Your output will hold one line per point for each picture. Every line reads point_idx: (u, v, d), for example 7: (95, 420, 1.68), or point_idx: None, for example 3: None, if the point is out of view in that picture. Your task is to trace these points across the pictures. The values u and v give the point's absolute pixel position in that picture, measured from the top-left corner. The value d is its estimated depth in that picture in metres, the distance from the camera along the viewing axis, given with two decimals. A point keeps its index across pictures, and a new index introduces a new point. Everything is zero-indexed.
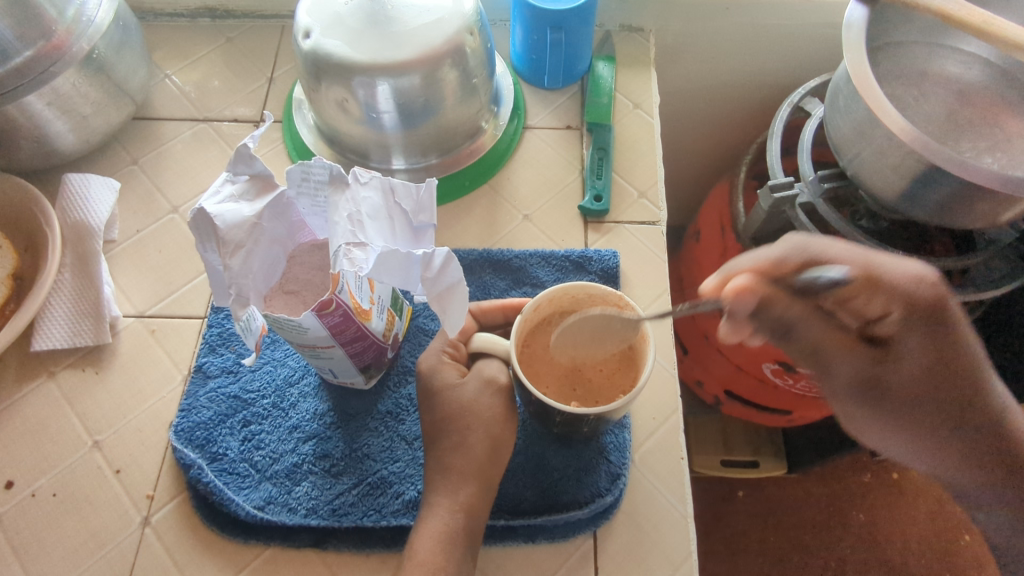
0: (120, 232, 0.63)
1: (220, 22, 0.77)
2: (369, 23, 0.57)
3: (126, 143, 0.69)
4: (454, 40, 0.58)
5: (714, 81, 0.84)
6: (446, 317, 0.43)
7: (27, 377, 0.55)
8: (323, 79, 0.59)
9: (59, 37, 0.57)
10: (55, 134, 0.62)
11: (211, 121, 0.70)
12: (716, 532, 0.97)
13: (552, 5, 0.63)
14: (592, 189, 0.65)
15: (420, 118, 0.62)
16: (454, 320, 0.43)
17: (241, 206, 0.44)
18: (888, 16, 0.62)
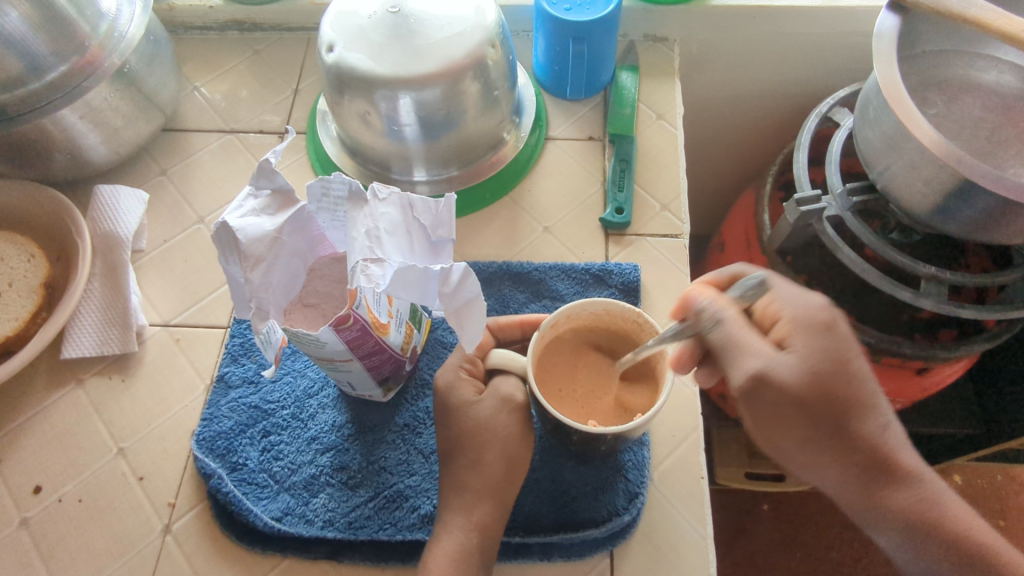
0: (148, 241, 0.64)
1: (248, 35, 0.78)
2: (392, 36, 0.57)
3: (155, 155, 0.70)
4: (476, 52, 0.58)
5: (740, 91, 0.83)
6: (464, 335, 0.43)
7: (57, 383, 0.57)
8: (346, 92, 0.59)
9: (92, 52, 0.59)
10: (88, 146, 0.63)
11: (238, 132, 0.72)
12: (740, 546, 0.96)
13: (575, 16, 0.63)
14: (613, 201, 0.64)
15: (441, 130, 0.62)
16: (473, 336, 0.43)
17: (263, 220, 0.44)
18: (922, 25, 0.60)
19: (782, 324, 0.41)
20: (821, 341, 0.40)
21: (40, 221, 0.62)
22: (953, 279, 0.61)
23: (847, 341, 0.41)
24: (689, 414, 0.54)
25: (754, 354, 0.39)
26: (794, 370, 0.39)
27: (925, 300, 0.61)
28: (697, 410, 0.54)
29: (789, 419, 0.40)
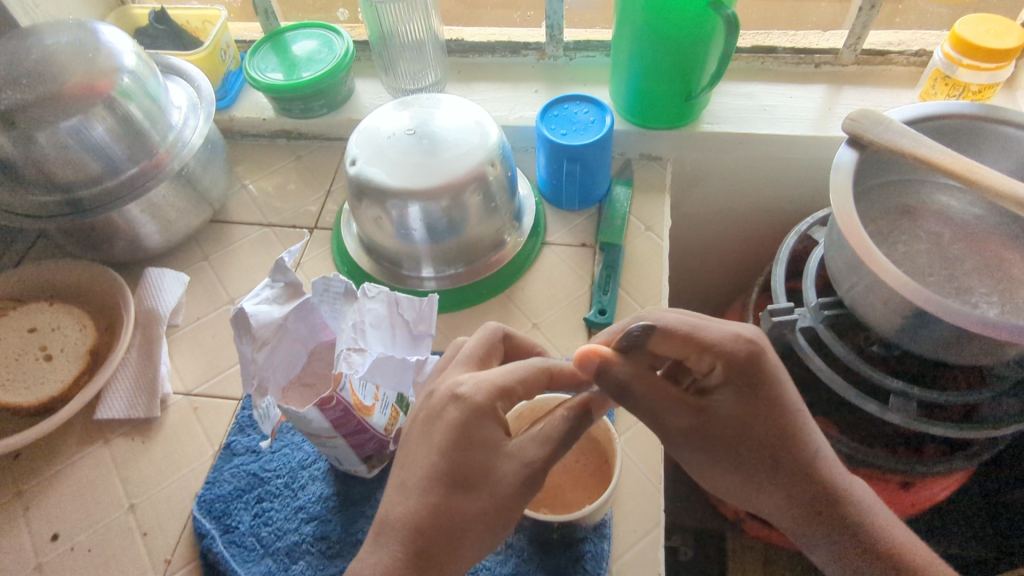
0: (184, 317, 0.73)
1: (294, 142, 0.89)
2: (406, 156, 0.67)
3: (201, 242, 0.80)
4: (476, 170, 0.67)
5: (734, 203, 0.89)
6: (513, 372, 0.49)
7: (87, 441, 0.64)
8: (363, 200, 0.68)
9: (161, 156, 0.71)
10: (145, 234, 0.74)
11: (275, 226, 0.81)
12: None
13: (568, 141, 0.71)
14: (598, 303, 0.70)
15: (445, 234, 0.69)
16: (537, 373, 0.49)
17: (273, 308, 0.52)
18: (881, 161, 0.66)
19: (683, 406, 0.47)
20: (750, 392, 0.46)
21: (95, 297, 0.72)
22: (921, 394, 0.63)
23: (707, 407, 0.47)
24: (651, 510, 0.56)
25: (673, 410, 0.47)
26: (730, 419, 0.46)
27: (893, 414, 0.63)
28: (659, 507, 0.57)
29: (734, 438, 0.46)
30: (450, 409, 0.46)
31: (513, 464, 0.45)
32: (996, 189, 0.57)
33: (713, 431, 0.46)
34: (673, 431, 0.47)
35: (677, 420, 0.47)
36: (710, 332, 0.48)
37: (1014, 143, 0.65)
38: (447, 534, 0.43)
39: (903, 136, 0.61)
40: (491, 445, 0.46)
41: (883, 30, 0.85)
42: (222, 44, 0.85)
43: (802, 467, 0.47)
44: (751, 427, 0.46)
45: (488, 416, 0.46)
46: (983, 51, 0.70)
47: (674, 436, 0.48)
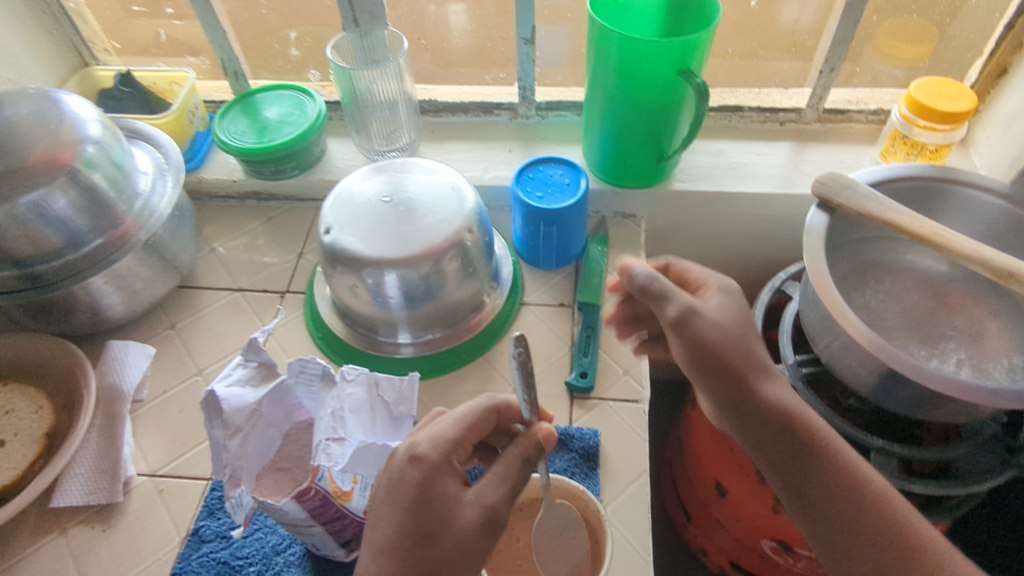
0: (149, 391, 0.69)
1: (265, 203, 0.87)
2: (383, 223, 0.66)
3: (168, 309, 0.77)
4: (454, 237, 0.66)
5: (707, 256, 0.91)
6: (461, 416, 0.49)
7: (41, 533, 0.60)
8: (338, 268, 0.66)
9: (127, 225, 0.69)
10: (107, 305, 0.71)
11: (245, 291, 0.79)
12: None
13: (544, 204, 0.72)
14: (579, 366, 0.69)
15: (422, 300, 0.68)
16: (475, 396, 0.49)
17: (246, 391, 0.50)
18: (849, 222, 0.68)
19: (694, 327, 0.57)
20: (741, 313, 0.60)
21: (52, 372, 0.68)
22: (902, 452, 0.63)
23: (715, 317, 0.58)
24: None
25: (675, 304, 0.57)
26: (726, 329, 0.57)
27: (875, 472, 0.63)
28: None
29: (726, 352, 0.56)
30: (408, 472, 0.45)
31: (474, 510, 0.45)
32: (964, 253, 0.59)
33: (710, 346, 0.56)
34: (695, 342, 0.56)
35: (703, 329, 0.57)
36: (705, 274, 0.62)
37: (974, 203, 0.67)
38: None
39: (870, 200, 0.63)
40: (452, 498, 0.45)
41: (842, 89, 0.89)
42: (190, 105, 0.83)
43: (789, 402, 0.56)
44: (740, 342, 0.57)
45: (445, 470, 0.46)
46: (939, 113, 0.74)
47: (692, 351, 0.56)
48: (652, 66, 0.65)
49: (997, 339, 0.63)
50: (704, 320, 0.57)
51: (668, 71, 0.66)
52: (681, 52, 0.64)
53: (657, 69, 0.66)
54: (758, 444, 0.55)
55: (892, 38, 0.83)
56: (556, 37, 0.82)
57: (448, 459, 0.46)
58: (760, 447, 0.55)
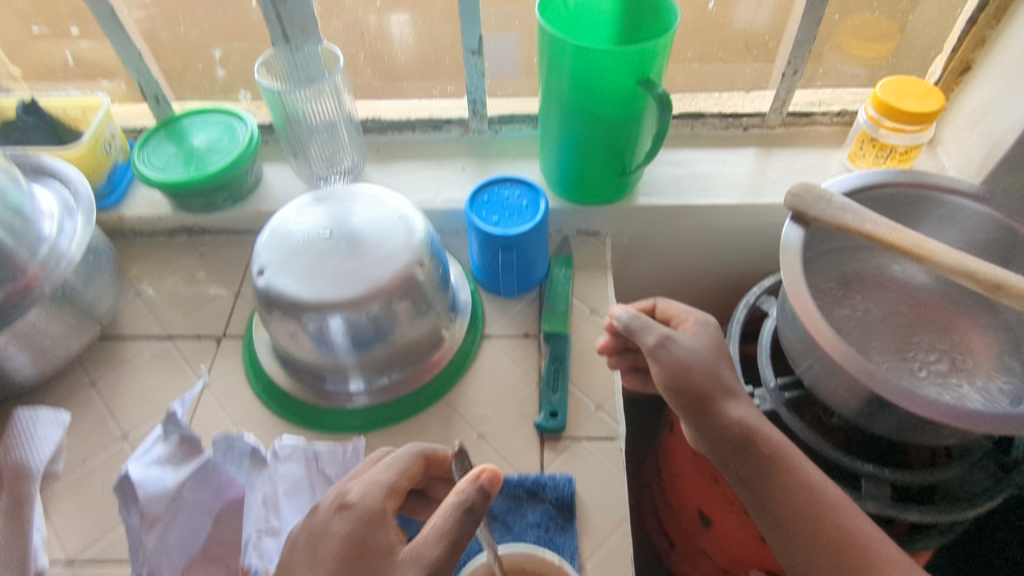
0: (65, 464, 0.61)
1: (196, 238, 0.80)
2: (324, 261, 0.59)
3: (86, 365, 0.69)
4: (403, 272, 0.60)
5: (677, 271, 0.86)
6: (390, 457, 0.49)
7: None
8: (275, 314, 0.59)
9: (31, 274, 0.61)
10: (13, 368, 0.62)
11: (175, 338, 0.71)
12: None
13: (500, 230, 0.66)
14: (548, 403, 0.64)
15: (373, 343, 0.62)
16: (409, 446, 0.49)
17: (165, 474, 0.49)
18: (824, 235, 0.64)
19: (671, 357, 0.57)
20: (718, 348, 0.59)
21: None
22: (893, 476, 0.60)
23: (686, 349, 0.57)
24: None
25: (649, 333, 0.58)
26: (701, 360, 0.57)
27: (867, 501, 0.59)
28: None
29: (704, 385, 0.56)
30: (336, 521, 0.44)
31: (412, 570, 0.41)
32: (948, 265, 0.56)
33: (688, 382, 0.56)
34: (676, 377, 0.56)
35: (682, 357, 0.57)
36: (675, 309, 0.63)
37: (951, 209, 0.64)
38: None
39: (846, 211, 0.60)
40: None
41: (805, 90, 0.85)
42: (105, 134, 0.74)
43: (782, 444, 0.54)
44: (711, 373, 0.57)
45: (379, 520, 0.44)
46: (906, 114, 0.71)
47: (681, 392, 0.56)
48: (608, 74, 0.61)
49: (983, 353, 0.60)
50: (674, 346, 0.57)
51: (626, 78, 0.61)
52: (639, 59, 0.59)
53: (614, 77, 0.61)
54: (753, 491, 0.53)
55: (853, 37, 0.80)
56: (505, 47, 0.77)
57: (382, 507, 0.45)
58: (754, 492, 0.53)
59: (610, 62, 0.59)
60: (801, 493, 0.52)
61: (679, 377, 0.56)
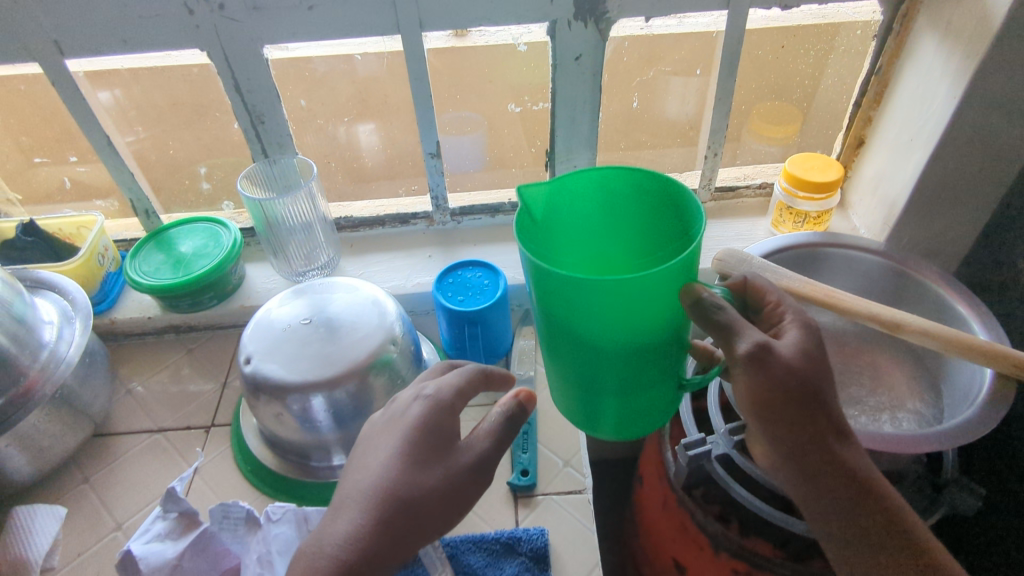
0: (61, 557, 0.64)
1: (184, 335, 0.86)
2: (305, 346, 0.66)
3: (80, 462, 0.73)
4: (378, 350, 0.67)
5: None
6: (476, 453, 0.47)
7: None
8: (261, 398, 0.65)
9: (30, 379, 0.66)
10: (12, 467, 0.66)
11: (166, 430, 0.75)
12: None
13: (465, 307, 0.73)
14: (519, 463, 0.69)
15: (352, 419, 0.67)
16: (433, 520, 0.45)
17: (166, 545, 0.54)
18: None
19: (782, 364, 0.45)
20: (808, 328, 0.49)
21: None
22: None
23: (787, 368, 0.46)
24: None
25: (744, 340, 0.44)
26: (804, 354, 0.47)
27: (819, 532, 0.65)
28: None
29: (806, 419, 0.48)
30: None
31: None
32: (854, 310, 0.63)
33: (781, 385, 0.45)
34: (767, 389, 0.45)
35: (715, 326, 0.43)
36: (774, 292, 0.51)
37: (855, 260, 0.73)
38: None
39: (765, 270, 0.68)
40: None
41: (730, 168, 0.97)
42: (100, 247, 0.81)
43: (865, 485, 0.51)
44: (808, 380, 0.47)
45: None
46: (814, 185, 0.81)
47: (768, 392, 0.46)
48: (586, 326, 0.41)
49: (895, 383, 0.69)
50: (786, 357, 0.46)
51: (636, 342, 0.42)
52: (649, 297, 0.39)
53: (609, 302, 0.39)
54: (824, 512, 0.51)
55: (763, 122, 0.92)
56: (460, 149, 0.87)
57: None
58: (827, 514, 0.51)
59: (593, 338, 0.42)
60: (881, 519, 0.51)
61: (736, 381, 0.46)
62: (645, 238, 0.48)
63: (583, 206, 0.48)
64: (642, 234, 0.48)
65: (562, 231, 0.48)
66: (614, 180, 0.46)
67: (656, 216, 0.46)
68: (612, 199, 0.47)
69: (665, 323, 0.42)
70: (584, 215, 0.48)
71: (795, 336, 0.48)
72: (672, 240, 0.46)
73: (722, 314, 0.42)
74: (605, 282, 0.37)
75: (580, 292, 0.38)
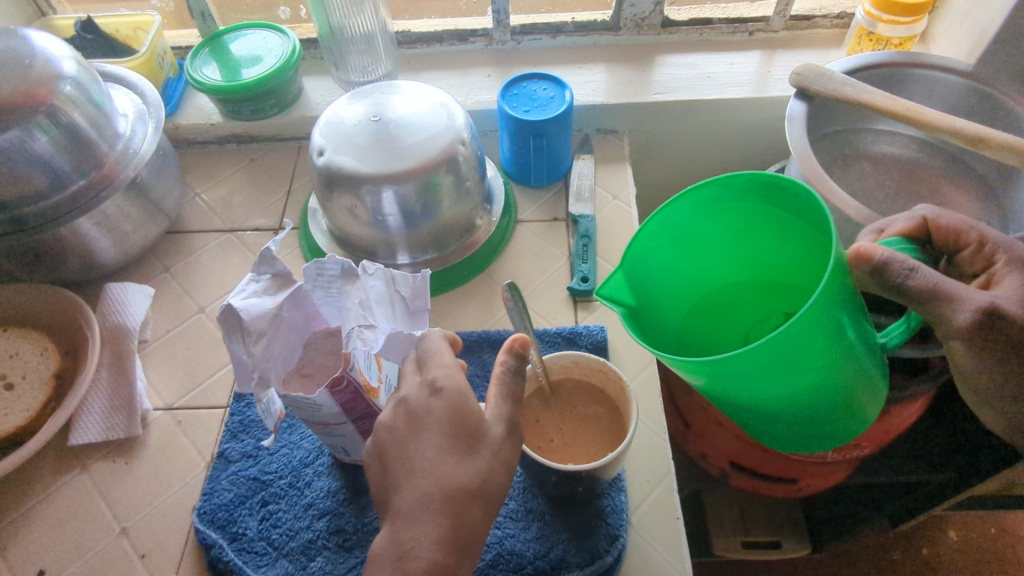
0: (152, 332, 0.70)
1: (245, 146, 0.87)
2: (376, 140, 0.66)
3: (158, 255, 0.77)
4: (448, 150, 0.67)
5: (688, 172, 0.95)
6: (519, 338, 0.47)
7: (62, 470, 0.60)
8: (335, 189, 0.67)
9: (109, 168, 0.67)
10: (99, 250, 0.69)
11: (236, 231, 0.78)
12: None
13: (531, 117, 0.72)
14: (579, 270, 0.71)
15: (420, 218, 0.69)
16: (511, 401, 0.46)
17: (264, 299, 0.49)
18: (823, 109, 0.71)
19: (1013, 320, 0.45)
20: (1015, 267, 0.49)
21: (51, 320, 0.67)
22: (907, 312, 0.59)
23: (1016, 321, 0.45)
24: (661, 459, 0.59)
25: (966, 307, 0.44)
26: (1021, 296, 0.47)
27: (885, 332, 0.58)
28: (668, 456, 0.59)
29: None
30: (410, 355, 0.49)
31: None
32: (935, 124, 0.60)
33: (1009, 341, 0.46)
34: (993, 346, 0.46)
35: (914, 295, 0.43)
36: (972, 228, 0.50)
37: (938, 83, 0.71)
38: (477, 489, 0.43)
39: (846, 85, 0.65)
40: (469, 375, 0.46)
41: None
42: (159, 50, 0.81)
43: None
44: None
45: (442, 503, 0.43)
46: (900, 6, 0.76)
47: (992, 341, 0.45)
48: (769, 386, 0.41)
49: (966, 207, 0.68)
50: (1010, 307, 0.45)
51: (833, 381, 0.42)
52: (834, 332, 0.40)
53: (786, 356, 0.39)
54: None
55: None
56: None
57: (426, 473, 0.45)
58: None
59: (777, 391, 0.42)
60: None
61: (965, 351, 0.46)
62: (740, 221, 0.50)
63: (658, 254, 0.51)
64: (744, 250, 0.52)
65: (664, 291, 0.52)
66: (699, 223, 0.50)
67: (751, 229, 0.50)
68: (701, 239, 0.52)
69: (841, 302, 0.40)
70: (683, 263, 0.53)
71: (1008, 282, 0.48)
72: (778, 235, 0.49)
73: (914, 279, 0.43)
74: (783, 333, 0.37)
75: (762, 358, 0.38)
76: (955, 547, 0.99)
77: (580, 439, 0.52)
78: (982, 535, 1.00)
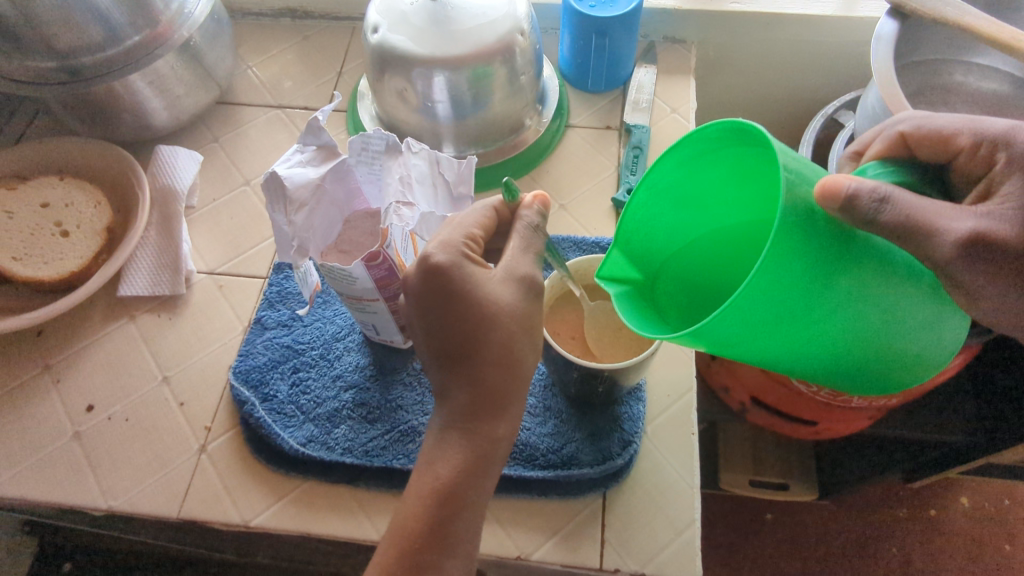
0: (199, 199, 0.71)
1: (299, 22, 0.85)
2: (431, 21, 0.63)
3: (208, 124, 0.77)
4: (505, 39, 0.64)
5: (752, 94, 0.90)
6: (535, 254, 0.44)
7: (112, 318, 0.63)
8: (386, 70, 0.65)
9: (163, 26, 0.65)
10: (152, 111, 0.70)
11: (285, 108, 0.78)
12: (744, 548, 0.98)
13: (597, 13, 0.68)
14: (625, 183, 0.69)
15: (469, 110, 0.67)
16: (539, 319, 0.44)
17: (308, 170, 0.48)
18: (915, 33, 0.66)
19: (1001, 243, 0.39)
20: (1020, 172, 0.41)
21: (106, 176, 0.69)
22: None
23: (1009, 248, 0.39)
24: (684, 375, 0.59)
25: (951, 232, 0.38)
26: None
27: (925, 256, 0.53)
28: (691, 373, 0.60)
29: None
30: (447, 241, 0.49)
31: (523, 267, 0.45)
32: None
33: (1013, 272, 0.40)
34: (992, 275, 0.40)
35: (891, 228, 0.36)
36: (962, 131, 0.43)
37: None
38: (499, 375, 0.43)
39: (948, 4, 0.59)
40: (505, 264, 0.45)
41: None
42: None
43: None
44: None
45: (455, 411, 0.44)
46: None
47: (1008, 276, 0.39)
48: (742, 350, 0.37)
49: None
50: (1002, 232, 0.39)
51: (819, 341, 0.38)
52: (809, 292, 0.35)
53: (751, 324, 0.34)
54: None
55: None
56: None
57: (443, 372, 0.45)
58: None
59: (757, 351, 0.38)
60: None
61: (965, 281, 0.40)
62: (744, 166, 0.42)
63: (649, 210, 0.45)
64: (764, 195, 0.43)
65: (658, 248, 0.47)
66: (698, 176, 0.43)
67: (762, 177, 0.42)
68: (702, 198, 0.45)
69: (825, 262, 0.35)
70: (687, 221, 0.46)
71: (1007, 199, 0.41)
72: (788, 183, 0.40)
73: (885, 211, 0.36)
74: (739, 303, 0.33)
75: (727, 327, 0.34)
76: (965, 511, 0.99)
77: (609, 343, 0.52)
78: (994, 504, 0.99)
